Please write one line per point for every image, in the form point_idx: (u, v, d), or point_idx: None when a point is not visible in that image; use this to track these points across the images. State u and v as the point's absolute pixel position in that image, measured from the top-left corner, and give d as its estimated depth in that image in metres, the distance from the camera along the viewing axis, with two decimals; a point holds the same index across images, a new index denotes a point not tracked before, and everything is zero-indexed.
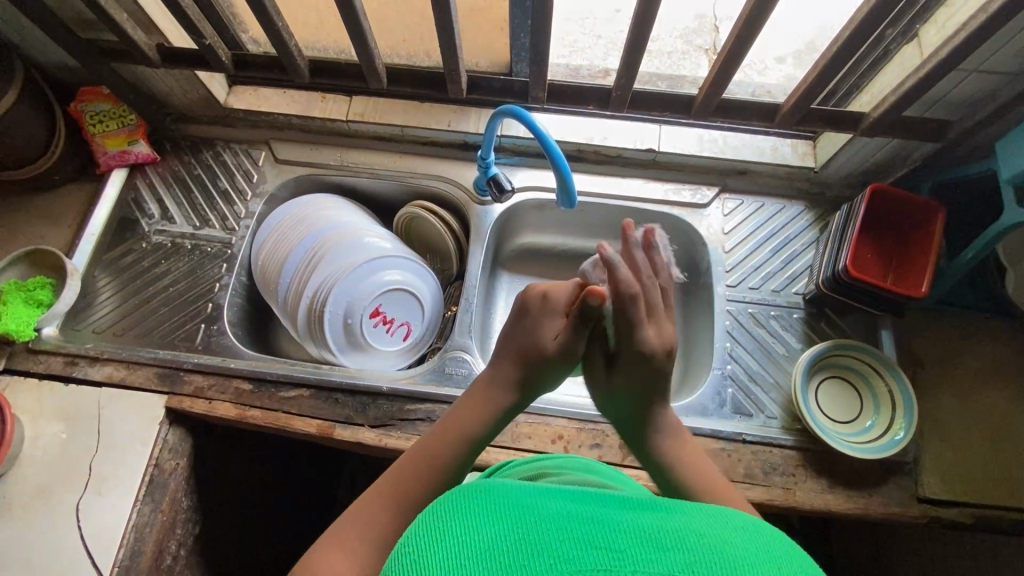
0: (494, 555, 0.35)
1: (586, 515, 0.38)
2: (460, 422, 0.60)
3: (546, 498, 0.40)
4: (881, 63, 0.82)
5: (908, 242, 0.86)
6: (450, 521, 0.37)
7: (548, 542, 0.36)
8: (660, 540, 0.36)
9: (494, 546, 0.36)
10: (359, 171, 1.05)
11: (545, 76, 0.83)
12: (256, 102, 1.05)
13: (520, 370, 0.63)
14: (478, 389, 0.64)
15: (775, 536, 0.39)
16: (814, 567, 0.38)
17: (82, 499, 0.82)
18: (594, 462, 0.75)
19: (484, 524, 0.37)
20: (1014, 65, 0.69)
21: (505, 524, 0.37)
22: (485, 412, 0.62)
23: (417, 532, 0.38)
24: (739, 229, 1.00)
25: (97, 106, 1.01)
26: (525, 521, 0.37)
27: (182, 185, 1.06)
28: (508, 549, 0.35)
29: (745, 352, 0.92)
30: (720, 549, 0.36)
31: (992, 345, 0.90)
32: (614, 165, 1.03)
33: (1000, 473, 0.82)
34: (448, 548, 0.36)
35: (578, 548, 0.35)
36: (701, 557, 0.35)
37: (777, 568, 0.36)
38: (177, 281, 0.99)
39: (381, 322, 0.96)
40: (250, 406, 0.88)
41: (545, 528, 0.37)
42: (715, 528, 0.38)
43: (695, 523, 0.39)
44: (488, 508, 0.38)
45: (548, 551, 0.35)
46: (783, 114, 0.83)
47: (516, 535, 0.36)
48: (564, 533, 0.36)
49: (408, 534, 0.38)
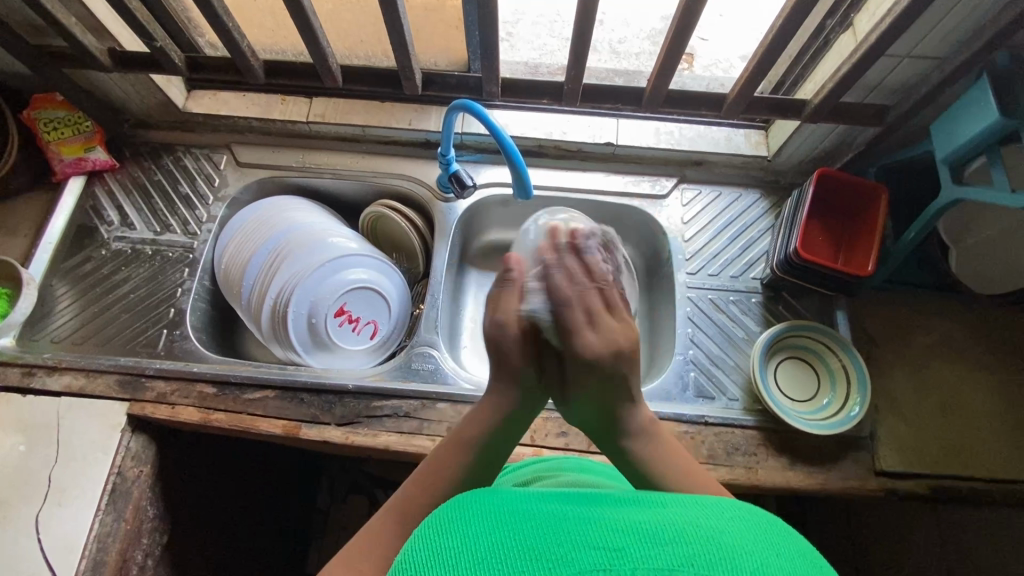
0: (493, 562, 0.35)
1: (585, 516, 0.39)
2: (470, 438, 0.57)
3: (544, 504, 0.41)
4: (822, 52, 0.85)
5: (856, 224, 0.89)
6: (446, 534, 0.39)
7: (543, 546, 0.36)
8: (656, 535, 0.36)
9: (490, 555, 0.36)
10: (322, 172, 1.05)
11: (497, 71, 0.84)
12: (215, 107, 1.05)
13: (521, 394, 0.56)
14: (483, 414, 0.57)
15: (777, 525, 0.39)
16: (818, 555, 0.38)
17: (41, 511, 0.80)
18: (586, 460, 0.75)
19: (480, 534, 0.38)
20: (942, 49, 0.72)
21: (502, 533, 0.37)
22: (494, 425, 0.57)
23: (420, 547, 0.39)
24: (698, 218, 1.02)
25: (52, 113, 0.99)
26: (521, 526, 0.38)
27: (142, 191, 1.05)
28: (508, 559, 0.36)
29: (706, 337, 0.94)
30: (719, 538, 0.36)
31: (940, 321, 0.93)
32: (575, 159, 1.05)
33: (953, 445, 0.84)
34: (445, 560, 0.36)
35: (574, 550, 0.35)
36: (696, 548, 0.35)
37: (775, 554, 0.36)
38: (138, 288, 0.98)
39: (346, 321, 0.96)
40: (214, 409, 0.87)
41: (540, 531, 0.37)
42: (712, 518, 0.38)
43: (691, 515, 0.38)
44: (485, 517, 0.39)
45: (546, 556, 0.35)
46: (729, 104, 0.85)
47: (512, 542, 0.37)
48: (560, 535, 0.37)
49: (409, 550, 0.39)
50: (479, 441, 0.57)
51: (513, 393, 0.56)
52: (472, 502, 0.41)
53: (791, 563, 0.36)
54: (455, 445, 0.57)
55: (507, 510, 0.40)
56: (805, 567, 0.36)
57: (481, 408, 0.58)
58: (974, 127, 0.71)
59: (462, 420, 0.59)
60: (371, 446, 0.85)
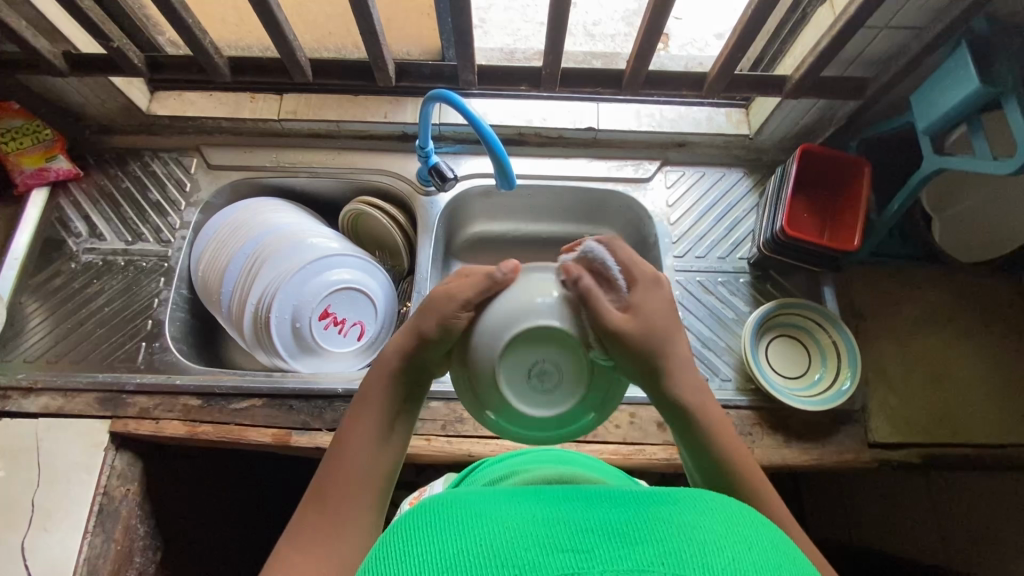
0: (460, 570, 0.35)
1: (553, 519, 0.38)
2: (371, 401, 0.56)
3: (512, 506, 0.40)
4: (800, 26, 0.84)
5: (839, 199, 0.89)
6: (411, 541, 0.37)
7: (512, 553, 0.35)
8: (628, 535, 0.36)
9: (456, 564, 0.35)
10: (297, 171, 1.02)
11: (472, 58, 0.82)
12: (181, 107, 1.01)
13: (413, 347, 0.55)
14: (378, 378, 0.57)
15: (747, 515, 0.39)
16: (789, 543, 0.39)
17: (25, 539, 0.76)
18: (568, 452, 0.74)
19: (447, 538, 0.37)
20: (919, 18, 0.71)
21: (470, 537, 0.37)
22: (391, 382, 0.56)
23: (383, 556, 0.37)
24: (683, 200, 1.01)
25: (8, 122, 0.93)
26: (489, 532, 0.37)
27: (110, 200, 1.01)
28: (475, 566, 0.35)
29: (696, 319, 0.94)
30: (690, 534, 0.36)
31: (926, 290, 0.93)
32: (557, 146, 1.03)
33: (943, 413, 0.85)
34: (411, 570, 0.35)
35: (542, 554, 0.35)
36: (668, 546, 0.35)
37: (747, 546, 0.36)
38: (111, 301, 0.94)
39: (332, 323, 0.94)
40: (200, 422, 0.85)
41: (509, 536, 0.36)
42: (685, 514, 0.38)
43: (662, 511, 0.38)
44: (452, 523, 0.38)
45: (515, 562, 0.34)
46: (710, 83, 0.84)
47: (480, 551, 0.35)
48: (530, 539, 0.36)
49: (372, 560, 0.38)
50: (380, 402, 0.56)
51: (417, 349, 0.55)
52: (434, 507, 0.40)
53: (762, 554, 0.36)
54: (358, 412, 0.56)
55: (474, 515, 0.39)
56: (778, 558, 0.36)
57: (374, 373, 0.57)
58: (955, 95, 0.71)
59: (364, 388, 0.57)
60: None
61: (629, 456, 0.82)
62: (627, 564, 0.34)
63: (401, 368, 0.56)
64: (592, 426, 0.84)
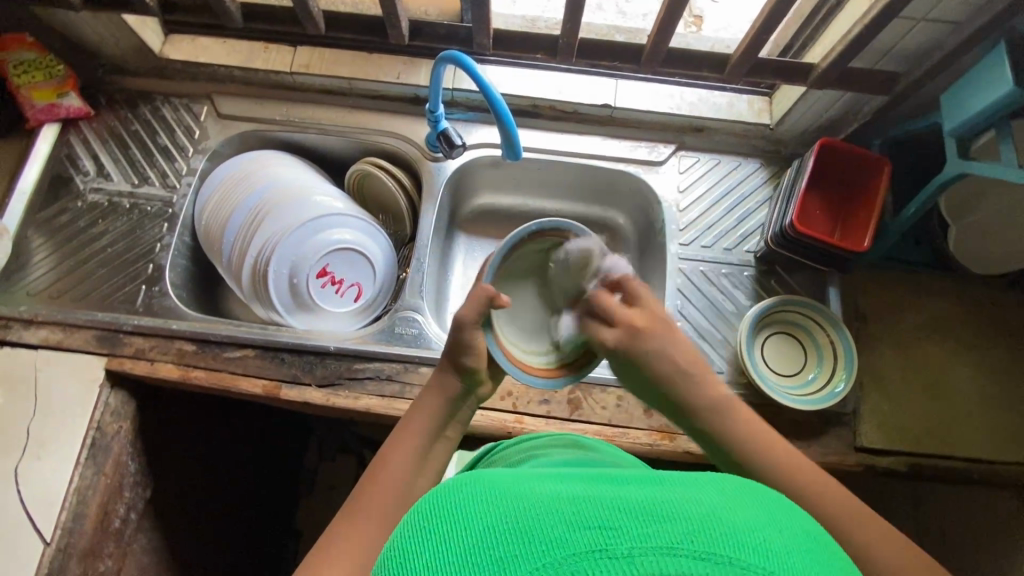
0: (486, 548, 0.33)
1: (582, 493, 0.36)
2: (420, 421, 0.63)
3: (536, 484, 0.38)
4: (834, 13, 0.80)
5: (856, 198, 0.86)
6: (435, 520, 0.36)
7: (537, 529, 0.33)
8: (657, 510, 0.33)
9: (481, 539, 0.33)
10: (306, 127, 1.01)
11: (488, 21, 0.80)
12: (194, 53, 1.00)
13: (460, 377, 0.65)
14: (425, 398, 0.65)
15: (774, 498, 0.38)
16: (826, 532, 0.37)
17: (20, 464, 0.79)
18: (582, 438, 0.74)
19: (474, 514, 0.35)
20: (959, 13, 0.68)
21: (494, 513, 0.35)
22: (439, 407, 0.64)
23: (407, 540, 0.36)
24: (694, 187, 0.99)
25: (22, 55, 0.93)
26: (515, 506, 0.35)
27: (118, 140, 1.01)
28: (501, 541, 0.33)
29: (695, 309, 0.92)
30: (723, 514, 0.34)
31: (933, 299, 0.91)
32: (571, 120, 1.01)
33: (935, 423, 0.84)
34: (440, 552, 0.34)
35: (569, 529, 0.32)
36: (699, 522, 0.32)
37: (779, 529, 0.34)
38: (115, 242, 0.95)
39: (329, 282, 0.93)
40: (193, 367, 0.86)
41: (533, 509, 0.34)
42: (714, 495, 0.36)
43: (691, 490, 0.36)
44: (477, 498, 0.36)
45: (541, 538, 0.32)
46: (732, 66, 0.81)
47: (505, 524, 0.34)
48: (555, 512, 0.34)
49: (396, 543, 0.36)
50: (429, 423, 0.63)
51: (455, 377, 0.65)
52: (456, 486, 0.38)
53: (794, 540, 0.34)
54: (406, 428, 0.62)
55: (499, 491, 0.37)
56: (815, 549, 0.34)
57: (422, 402, 0.64)
58: (984, 98, 0.68)
59: (411, 412, 0.64)
60: (350, 408, 0.84)
61: (612, 438, 0.82)
62: (657, 542, 0.31)
63: (451, 394, 0.64)
64: (578, 405, 0.84)
